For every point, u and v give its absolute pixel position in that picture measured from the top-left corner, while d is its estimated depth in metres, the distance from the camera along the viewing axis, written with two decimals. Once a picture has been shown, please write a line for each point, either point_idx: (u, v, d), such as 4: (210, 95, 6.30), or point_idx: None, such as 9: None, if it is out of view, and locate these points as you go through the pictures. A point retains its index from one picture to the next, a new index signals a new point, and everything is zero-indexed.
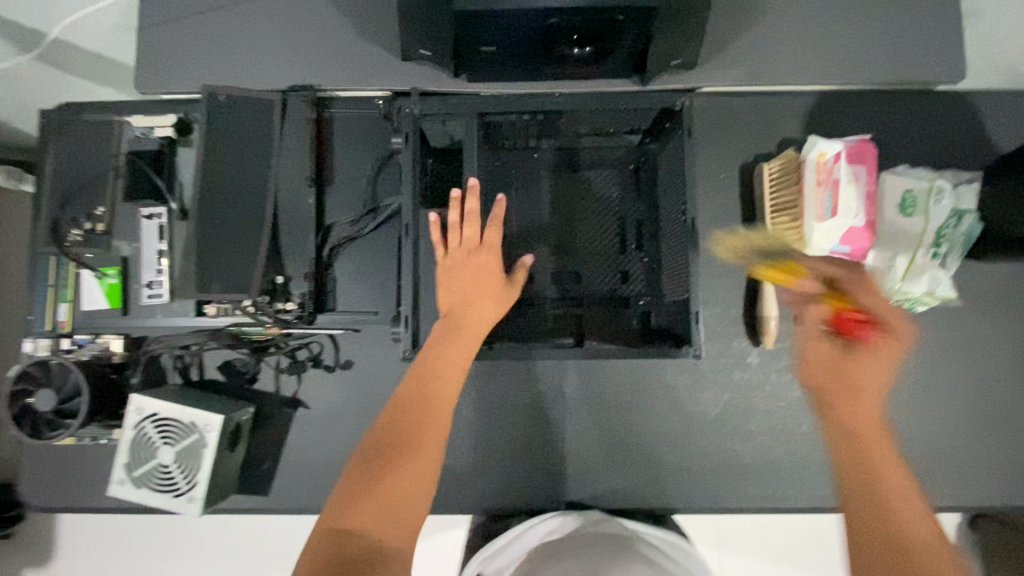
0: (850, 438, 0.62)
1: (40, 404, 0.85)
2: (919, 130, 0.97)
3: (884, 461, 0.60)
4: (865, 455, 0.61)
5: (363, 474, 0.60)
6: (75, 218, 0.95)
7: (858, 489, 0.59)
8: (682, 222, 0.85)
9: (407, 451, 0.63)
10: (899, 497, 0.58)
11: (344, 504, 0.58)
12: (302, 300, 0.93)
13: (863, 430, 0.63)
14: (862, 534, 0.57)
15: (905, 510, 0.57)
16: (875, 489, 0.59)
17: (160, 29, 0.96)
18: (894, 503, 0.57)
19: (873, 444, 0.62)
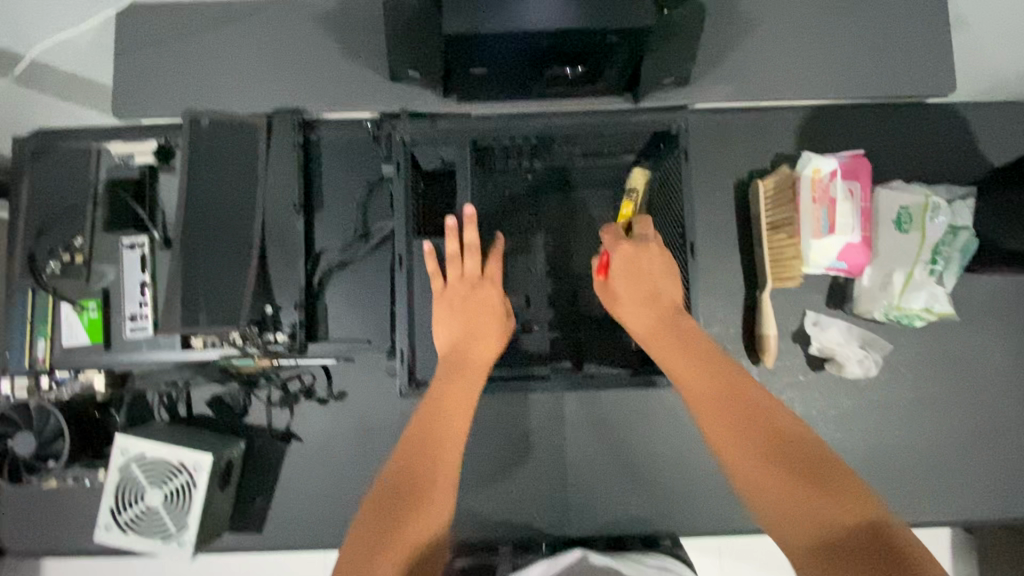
0: (698, 391, 0.62)
1: (17, 447, 0.82)
2: (910, 144, 0.97)
3: (724, 396, 0.60)
4: (709, 405, 0.60)
5: (383, 523, 0.58)
6: (53, 250, 0.91)
7: (725, 438, 0.58)
8: (677, 244, 0.83)
9: (423, 494, 0.61)
10: (753, 421, 0.58)
11: (366, 556, 0.55)
12: (292, 331, 0.89)
13: (703, 375, 0.63)
14: (750, 488, 0.55)
15: (762, 430, 0.57)
16: (740, 426, 0.58)
17: (140, 54, 0.94)
18: (761, 431, 0.57)
19: (714, 387, 0.61)
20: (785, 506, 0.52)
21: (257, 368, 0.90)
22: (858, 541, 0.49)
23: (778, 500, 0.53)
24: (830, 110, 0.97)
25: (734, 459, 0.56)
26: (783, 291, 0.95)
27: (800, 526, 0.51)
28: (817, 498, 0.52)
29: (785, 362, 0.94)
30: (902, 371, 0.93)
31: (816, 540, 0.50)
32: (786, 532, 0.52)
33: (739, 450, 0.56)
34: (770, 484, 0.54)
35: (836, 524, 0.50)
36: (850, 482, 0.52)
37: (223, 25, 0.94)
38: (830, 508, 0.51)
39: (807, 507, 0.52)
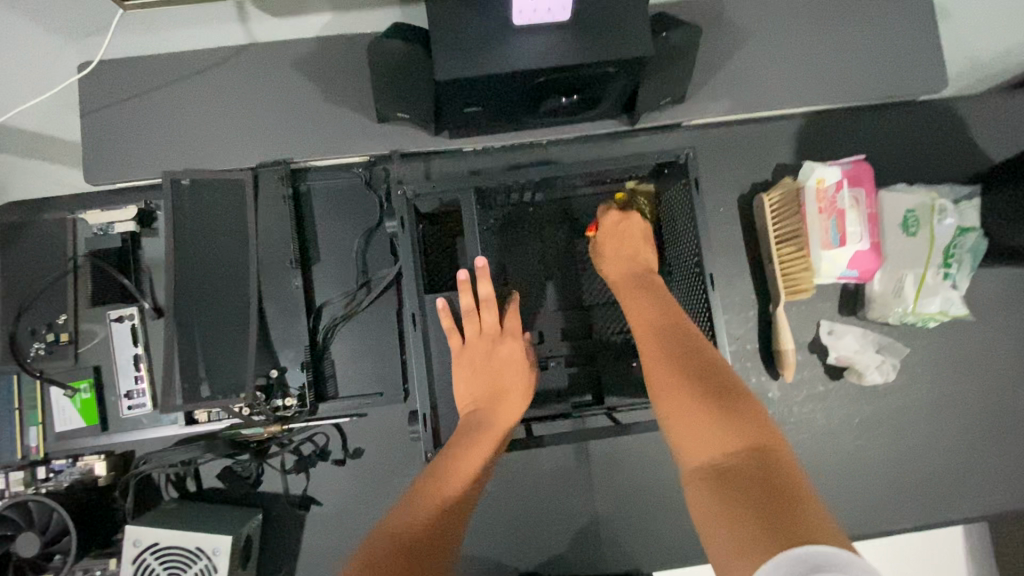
0: (651, 339, 0.66)
1: (20, 550, 0.75)
2: (902, 148, 0.98)
3: (671, 343, 0.64)
4: (654, 347, 0.65)
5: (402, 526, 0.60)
6: (35, 330, 0.87)
7: (660, 374, 0.61)
8: (698, 274, 0.79)
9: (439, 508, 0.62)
10: (689, 362, 0.61)
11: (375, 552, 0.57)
12: (301, 392, 0.85)
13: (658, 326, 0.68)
14: (669, 415, 0.58)
15: (696, 371, 0.60)
16: (675, 364, 0.61)
17: (101, 117, 0.85)
18: (692, 369, 0.60)
19: (667, 335, 0.66)
20: (693, 426, 0.54)
21: (268, 436, 0.86)
22: (744, 458, 0.49)
23: (689, 424, 0.55)
24: (825, 117, 0.97)
25: (662, 387, 0.60)
26: (796, 303, 0.94)
27: (700, 441, 0.53)
28: (725, 422, 0.53)
29: (804, 374, 0.93)
30: (915, 372, 0.94)
31: (709, 451, 0.52)
32: (686, 447, 0.54)
33: (666, 382, 0.60)
34: (687, 411, 0.56)
35: (731, 443, 0.51)
36: (756, 413, 0.53)
37: (187, 78, 0.86)
38: (728, 429, 0.52)
39: (711, 428, 0.53)
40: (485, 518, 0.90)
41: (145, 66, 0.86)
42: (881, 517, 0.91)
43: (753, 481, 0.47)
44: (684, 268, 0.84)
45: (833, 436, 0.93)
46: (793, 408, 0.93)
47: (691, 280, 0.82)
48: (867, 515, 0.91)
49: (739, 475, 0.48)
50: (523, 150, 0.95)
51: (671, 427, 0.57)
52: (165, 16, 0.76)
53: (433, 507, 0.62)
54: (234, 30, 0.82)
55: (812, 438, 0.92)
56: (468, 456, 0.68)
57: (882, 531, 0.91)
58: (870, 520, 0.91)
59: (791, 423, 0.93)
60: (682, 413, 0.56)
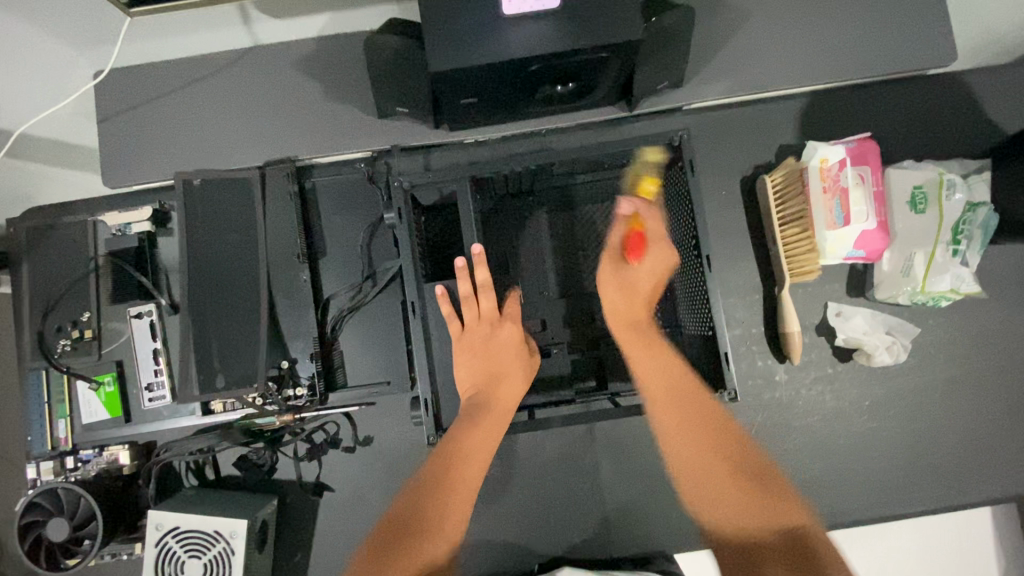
0: (675, 414, 0.70)
1: (52, 534, 0.80)
2: (910, 124, 0.96)
3: (694, 420, 0.69)
4: (669, 409, 0.70)
5: (422, 513, 0.65)
6: (61, 327, 0.91)
7: (682, 448, 0.68)
8: (696, 257, 0.79)
9: (455, 485, 0.67)
10: (715, 438, 0.68)
11: (396, 547, 0.62)
12: (311, 382, 0.88)
13: (676, 395, 0.71)
14: (698, 493, 0.65)
15: (721, 448, 0.67)
16: (701, 450, 0.67)
17: (115, 123, 0.89)
18: (712, 439, 0.68)
19: (688, 408, 0.70)
20: (726, 507, 0.63)
21: (280, 426, 0.87)
22: (778, 535, 0.60)
23: (718, 495, 0.64)
24: (829, 95, 0.96)
25: (684, 457, 0.67)
26: (802, 285, 0.93)
27: (732, 513, 0.62)
28: (760, 507, 0.62)
29: (811, 356, 0.92)
30: (928, 352, 0.92)
31: (738, 525, 0.61)
32: (716, 516, 0.63)
33: (689, 453, 0.67)
34: (723, 493, 0.64)
35: (763, 519, 0.61)
36: (779, 491, 0.64)
37: (196, 82, 0.89)
38: (759, 506, 0.62)
39: (745, 508, 0.62)
40: (492, 504, 0.91)
41: (156, 71, 0.89)
42: (895, 500, 0.90)
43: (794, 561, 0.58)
44: (683, 252, 0.84)
45: (843, 418, 0.91)
46: (801, 392, 0.92)
47: (689, 263, 0.82)
48: (880, 498, 0.90)
49: (779, 553, 0.59)
50: (522, 140, 0.96)
51: (699, 500, 0.65)
52: (171, 21, 0.79)
53: (444, 486, 0.67)
54: (238, 33, 0.85)
55: (821, 421, 0.91)
56: (480, 440, 0.70)
57: (895, 514, 0.90)
58: (882, 503, 0.90)
59: (800, 406, 0.91)
60: (715, 490, 0.64)
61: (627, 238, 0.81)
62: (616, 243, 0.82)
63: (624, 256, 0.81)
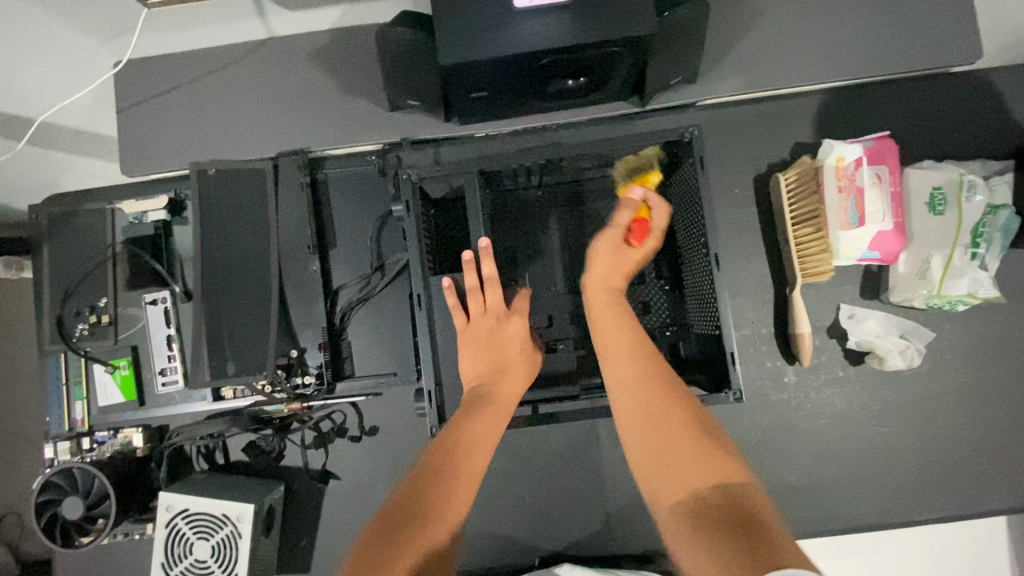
0: (626, 369, 0.69)
1: (67, 512, 0.83)
2: (931, 123, 0.93)
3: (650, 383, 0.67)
4: (623, 360, 0.70)
5: (416, 502, 0.65)
6: (79, 312, 0.92)
7: (634, 398, 0.67)
8: (704, 255, 0.79)
9: (451, 474, 0.67)
10: (667, 400, 0.66)
11: (386, 535, 0.62)
12: (319, 371, 0.90)
13: (628, 345, 0.71)
14: (648, 457, 0.64)
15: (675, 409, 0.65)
16: (651, 413, 0.65)
17: (133, 111, 0.90)
18: (665, 394, 0.66)
19: (638, 364, 0.69)
20: (672, 470, 0.61)
21: (289, 413, 0.89)
22: (718, 492, 0.58)
23: (660, 448, 0.63)
24: (847, 92, 0.93)
25: (631, 408, 0.66)
26: (814, 286, 0.91)
27: (672, 469, 0.61)
28: (700, 460, 0.61)
29: (822, 359, 0.90)
30: (943, 357, 0.90)
31: (676, 481, 0.60)
32: (656, 470, 0.62)
33: (640, 400, 0.66)
34: (662, 444, 0.63)
35: (707, 480, 0.59)
36: (726, 450, 0.62)
37: (212, 73, 0.90)
38: (699, 462, 0.60)
39: (690, 471, 0.60)
40: (495, 497, 0.92)
41: (172, 61, 0.90)
42: (903, 506, 0.88)
43: (730, 516, 0.55)
44: (691, 248, 0.84)
45: (853, 422, 0.90)
46: (810, 394, 0.90)
47: (697, 260, 0.82)
48: (888, 504, 0.88)
49: (715, 507, 0.56)
50: (533, 134, 0.96)
51: (639, 453, 0.64)
52: (188, 13, 0.80)
53: (443, 475, 0.67)
54: (253, 25, 0.86)
55: (829, 424, 0.90)
56: (480, 433, 0.71)
57: (904, 521, 0.88)
58: (891, 509, 0.88)
59: (808, 408, 0.90)
60: (654, 441, 0.63)
61: (631, 224, 0.80)
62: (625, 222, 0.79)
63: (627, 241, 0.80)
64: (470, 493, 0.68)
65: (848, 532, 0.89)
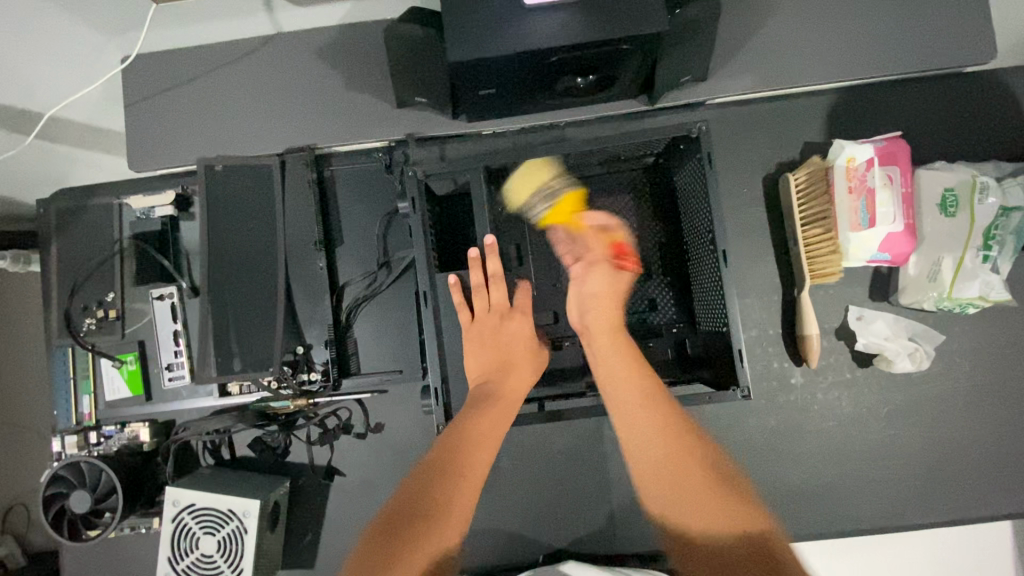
0: (639, 415, 0.73)
1: (74, 506, 0.83)
2: (943, 124, 0.92)
3: (662, 431, 0.71)
4: (634, 404, 0.73)
5: (422, 503, 0.65)
6: (87, 306, 0.93)
7: (648, 446, 0.71)
8: (711, 251, 0.78)
9: (456, 477, 0.67)
10: (684, 455, 0.69)
11: (392, 540, 0.62)
12: (325, 368, 0.90)
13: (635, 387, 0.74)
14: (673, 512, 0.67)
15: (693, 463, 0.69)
16: (672, 467, 0.69)
17: (141, 107, 0.90)
18: (677, 439, 0.71)
19: (650, 408, 0.73)
20: (692, 516, 0.65)
21: (295, 409, 0.90)
22: (741, 538, 0.62)
23: (677, 494, 0.67)
24: (859, 92, 0.92)
25: (646, 456, 0.71)
26: (822, 287, 0.91)
27: (691, 514, 0.66)
28: (719, 506, 0.65)
29: (829, 361, 0.90)
30: (953, 360, 0.90)
31: (697, 527, 0.65)
32: (676, 514, 0.67)
33: (654, 447, 0.71)
34: (680, 489, 0.67)
35: (728, 526, 0.64)
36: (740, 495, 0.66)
37: (219, 68, 0.90)
38: (719, 507, 0.65)
39: (709, 515, 0.65)
40: (500, 495, 0.92)
41: (180, 57, 0.90)
42: (911, 510, 0.88)
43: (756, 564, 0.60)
44: (698, 245, 0.83)
45: (860, 425, 0.89)
46: (818, 396, 0.90)
47: (704, 257, 0.81)
48: (895, 507, 0.88)
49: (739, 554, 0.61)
50: (539, 132, 0.95)
51: (657, 498, 0.69)
52: (196, 8, 0.80)
53: (448, 477, 0.67)
54: (262, 21, 0.85)
55: (837, 427, 0.89)
56: (485, 434, 0.71)
57: (911, 524, 0.88)
58: (899, 512, 0.88)
59: (816, 410, 0.89)
60: (672, 487, 0.68)
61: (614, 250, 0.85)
62: (592, 250, 0.85)
63: (618, 265, 0.85)
64: (473, 496, 0.68)
65: (854, 534, 0.89)
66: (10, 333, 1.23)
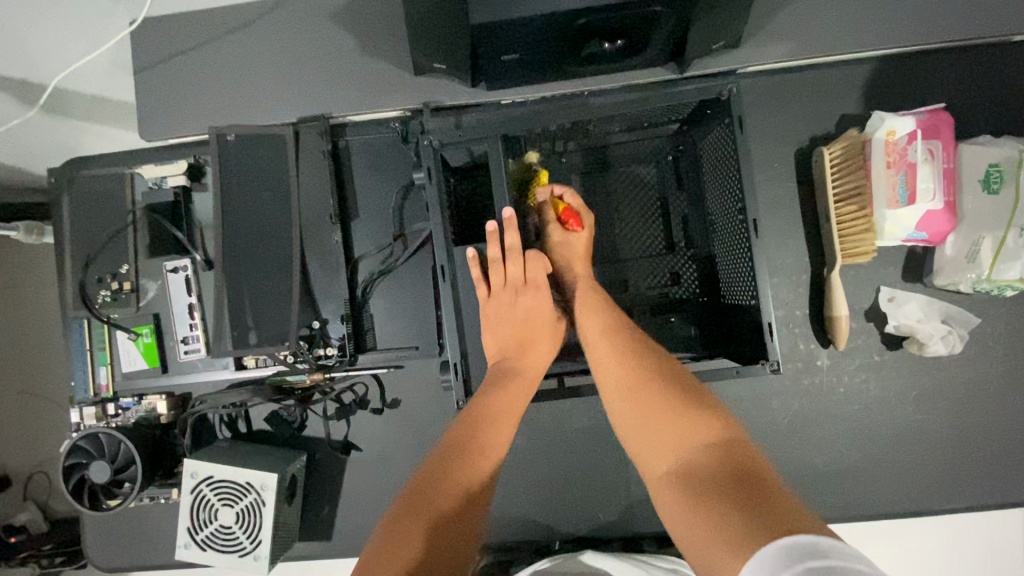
0: (604, 347, 0.71)
1: (94, 476, 0.84)
2: (987, 96, 0.87)
3: (628, 356, 0.69)
4: (602, 335, 0.72)
5: (445, 472, 0.65)
6: (102, 278, 0.92)
7: (612, 373, 0.69)
8: (740, 221, 0.75)
9: (481, 454, 0.67)
10: (649, 378, 0.67)
11: (419, 508, 0.61)
12: (341, 343, 0.90)
13: (600, 318, 0.74)
14: (641, 439, 0.64)
15: (654, 384, 0.66)
16: (634, 387, 0.66)
17: (150, 73, 0.88)
18: (644, 360, 0.68)
19: (615, 337, 0.71)
20: (658, 439, 0.62)
21: (312, 383, 0.88)
22: (709, 455, 0.58)
23: (648, 419, 0.64)
24: (903, 59, 0.87)
25: (612, 380, 0.68)
26: (853, 268, 0.88)
27: (660, 446, 0.62)
28: (687, 423, 0.61)
29: (858, 343, 0.87)
30: (987, 344, 0.87)
31: (664, 456, 0.61)
32: (647, 449, 0.63)
33: (617, 372, 0.68)
34: (649, 411, 0.64)
35: (697, 444, 0.59)
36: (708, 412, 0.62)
37: (229, 33, 0.87)
38: (690, 427, 0.61)
39: (674, 437, 0.61)
40: (517, 474, 0.91)
41: (190, 21, 0.87)
42: (938, 495, 0.86)
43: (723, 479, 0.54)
44: (725, 217, 0.80)
45: (888, 408, 0.87)
46: (844, 378, 0.87)
47: (732, 229, 0.78)
48: (921, 491, 0.86)
49: (704, 471, 0.56)
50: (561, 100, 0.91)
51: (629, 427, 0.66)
52: None
53: (474, 449, 0.67)
54: None
55: (862, 410, 0.87)
56: (509, 407, 0.71)
57: (938, 509, 0.86)
58: (926, 497, 0.86)
59: (841, 392, 0.87)
60: (640, 413, 0.65)
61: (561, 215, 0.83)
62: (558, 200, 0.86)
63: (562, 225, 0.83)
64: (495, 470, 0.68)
65: (877, 519, 0.87)
66: (24, 305, 1.23)
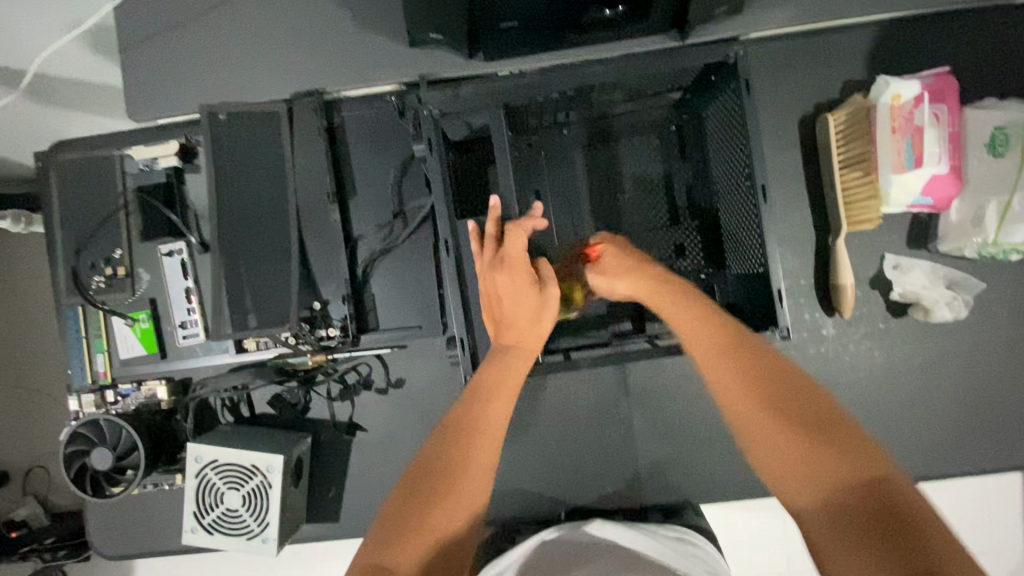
0: (712, 355, 0.61)
1: (96, 463, 0.83)
2: (991, 61, 0.86)
3: (744, 369, 0.59)
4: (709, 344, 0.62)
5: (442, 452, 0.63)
6: (94, 264, 0.90)
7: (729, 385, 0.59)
8: (748, 185, 0.74)
9: (474, 434, 0.65)
10: (773, 394, 0.56)
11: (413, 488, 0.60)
12: (344, 324, 0.87)
13: (706, 327, 0.64)
14: (772, 463, 0.54)
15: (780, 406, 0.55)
16: (757, 400, 0.56)
17: (134, 51, 0.85)
18: (761, 373, 0.58)
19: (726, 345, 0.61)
20: (791, 466, 0.52)
21: (314, 364, 0.89)
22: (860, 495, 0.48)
23: (776, 444, 0.54)
24: (908, 24, 0.86)
25: (728, 395, 0.58)
26: (858, 236, 0.87)
27: (797, 476, 0.52)
28: (830, 454, 0.51)
29: (863, 311, 0.87)
30: (991, 309, 0.87)
31: (802, 489, 0.51)
32: (779, 475, 0.53)
33: (735, 386, 0.58)
34: (777, 436, 0.54)
35: (842, 481, 0.49)
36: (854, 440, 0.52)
37: (216, 8, 0.84)
38: (832, 458, 0.51)
39: (811, 468, 0.51)
40: (524, 450, 0.91)
41: None
42: (941, 459, 0.87)
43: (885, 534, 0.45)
44: (732, 184, 0.79)
45: (893, 375, 0.87)
46: (849, 347, 0.87)
47: (739, 196, 0.77)
48: (925, 455, 0.87)
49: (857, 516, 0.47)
50: None
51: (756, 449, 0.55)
52: None
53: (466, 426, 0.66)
54: None
55: (868, 377, 0.87)
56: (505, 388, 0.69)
57: (941, 473, 0.87)
58: (929, 462, 0.87)
59: (847, 361, 0.87)
60: (767, 438, 0.54)
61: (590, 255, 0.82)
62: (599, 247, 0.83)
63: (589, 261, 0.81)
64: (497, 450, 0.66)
65: None
66: (15, 296, 1.20)
